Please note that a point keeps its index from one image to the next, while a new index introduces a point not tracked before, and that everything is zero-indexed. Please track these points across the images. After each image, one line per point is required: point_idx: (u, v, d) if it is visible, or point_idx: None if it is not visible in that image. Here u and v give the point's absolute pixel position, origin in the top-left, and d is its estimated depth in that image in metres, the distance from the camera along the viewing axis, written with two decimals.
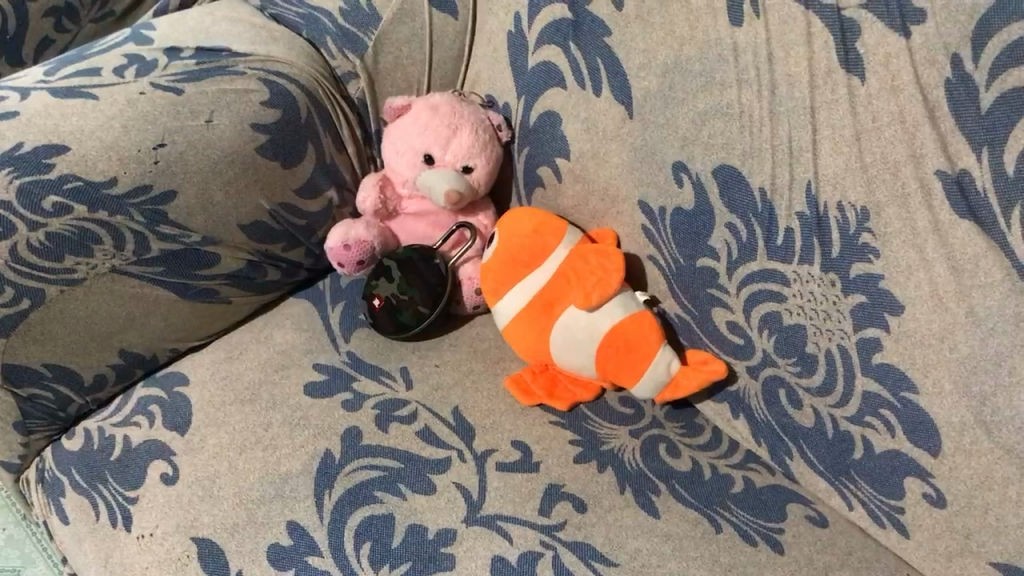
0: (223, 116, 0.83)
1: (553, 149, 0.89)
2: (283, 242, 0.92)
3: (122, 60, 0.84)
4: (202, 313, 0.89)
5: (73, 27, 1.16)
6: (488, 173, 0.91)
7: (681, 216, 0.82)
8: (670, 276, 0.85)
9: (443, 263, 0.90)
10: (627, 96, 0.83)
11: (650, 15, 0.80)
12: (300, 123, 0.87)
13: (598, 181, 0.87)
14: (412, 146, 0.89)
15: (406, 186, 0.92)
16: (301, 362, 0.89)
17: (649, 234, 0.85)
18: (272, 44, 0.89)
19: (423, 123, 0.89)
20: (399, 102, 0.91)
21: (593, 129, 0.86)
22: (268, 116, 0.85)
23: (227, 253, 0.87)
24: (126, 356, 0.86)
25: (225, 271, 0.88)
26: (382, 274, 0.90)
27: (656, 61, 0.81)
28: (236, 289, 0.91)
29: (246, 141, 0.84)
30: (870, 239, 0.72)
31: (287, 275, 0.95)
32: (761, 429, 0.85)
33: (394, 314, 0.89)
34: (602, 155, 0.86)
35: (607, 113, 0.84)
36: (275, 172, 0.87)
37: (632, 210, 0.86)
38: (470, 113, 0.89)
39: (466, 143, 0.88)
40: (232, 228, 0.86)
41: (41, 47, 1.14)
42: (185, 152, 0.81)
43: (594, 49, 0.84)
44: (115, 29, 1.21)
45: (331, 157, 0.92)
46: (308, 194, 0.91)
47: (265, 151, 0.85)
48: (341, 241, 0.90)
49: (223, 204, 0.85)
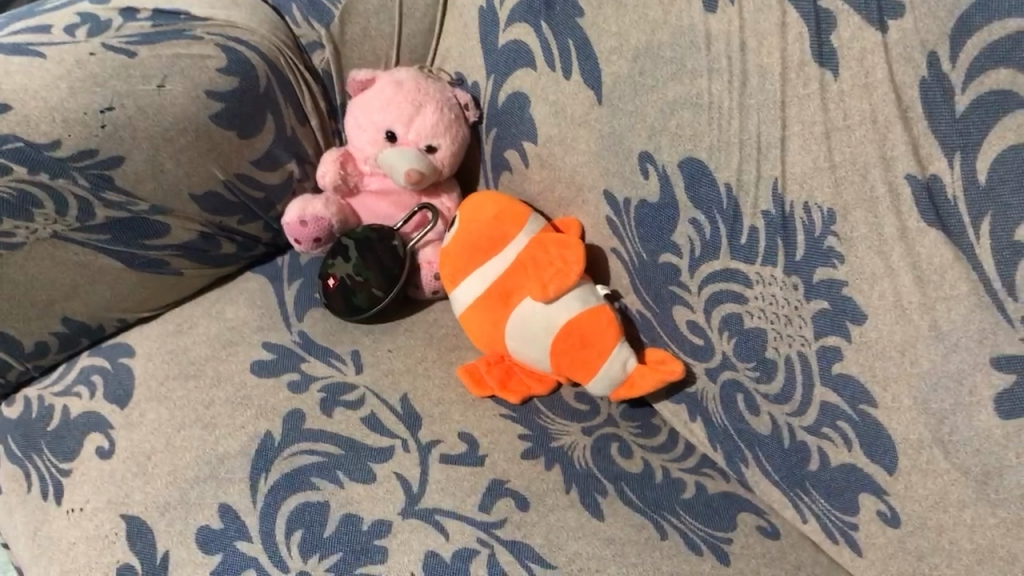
0: (176, 81, 0.80)
1: (521, 133, 0.86)
2: (239, 215, 0.89)
3: (74, 19, 0.80)
4: (151, 283, 0.87)
5: None
6: (452, 154, 0.87)
7: (645, 209, 0.79)
8: (632, 270, 0.82)
9: (401, 246, 0.87)
10: (596, 80, 0.79)
11: None
12: (258, 92, 0.84)
13: (564, 168, 0.84)
14: (373, 122, 0.86)
15: (368, 163, 0.89)
16: (251, 340, 0.87)
17: (613, 225, 0.82)
18: (234, 9, 0.85)
19: (386, 99, 0.86)
20: (363, 75, 0.88)
21: (561, 113, 0.82)
22: (225, 84, 0.82)
23: (177, 224, 0.85)
24: (70, 324, 0.84)
25: (175, 242, 0.86)
26: (340, 253, 0.88)
27: (627, 45, 0.77)
28: (187, 261, 0.88)
29: (200, 109, 0.81)
30: (835, 242, 0.69)
31: (244, 249, 0.92)
32: (717, 434, 0.81)
33: (348, 296, 0.86)
34: (569, 141, 0.82)
35: (575, 97, 0.81)
36: (231, 142, 0.84)
37: (596, 201, 0.82)
38: (436, 91, 0.86)
39: (429, 121, 0.85)
40: (183, 198, 0.84)
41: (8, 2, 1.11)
42: (133, 118, 0.78)
43: (565, 29, 0.80)
44: None
45: (292, 129, 0.89)
46: (266, 166, 0.88)
47: (220, 120, 0.83)
48: (298, 217, 0.88)
49: (173, 172, 0.82)
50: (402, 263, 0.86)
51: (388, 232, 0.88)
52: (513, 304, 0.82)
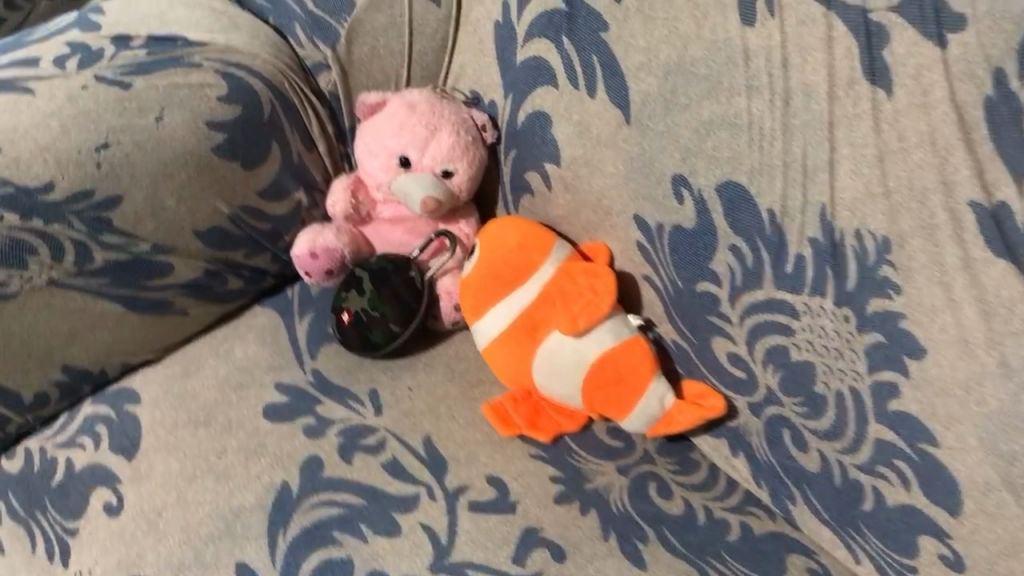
0: (174, 113, 0.76)
1: (542, 154, 0.81)
2: (244, 248, 0.84)
3: (64, 50, 0.76)
4: (155, 325, 0.82)
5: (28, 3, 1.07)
6: (470, 179, 0.82)
7: (680, 235, 0.74)
8: (667, 299, 0.77)
9: (419, 277, 0.82)
10: (624, 99, 0.74)
11: (651, 9, 0.72)
12: (262, 121, 0.79)
13: (590, 191, 0.79)
14: (386, 147, 0.81)
15: (380, 190, 0.84)
16: (262, 382, 0.82)
17: (645, 252, 0.77)
18: (233, 32, 0.81)
19: (399, 122, 0.81)
20: (373, 98, 0.83)
21: (585, 133, 0.77)
22: (226, 113, 0.78)
23: (181, 262, 0.80)
24: (70, 372, 0.79)
25: (179, 281, 0.81)
26: (353, 286, 0.83)
27: (656, 61, 0.72)
28: (193, 299, 0.83)
29: (201, 141, 0.76)
30: (890, 272, 0.64)
31: (251, 283, 0.87)
32: (761, 470, 0.76)
33: (364, 332, 0.81)
34: (595, 163, 0.77)
35: (601, 116, 0.76)
36: (234, 174, 0.79)
37: (626, 225, 0.77)
38: (451, 113, 0.81)
39: (445, 145, 0.80)
40: (186, 235, 0.79)
41: None
42: (131, 155, 0.74)
43: (589, 44, 0.75)
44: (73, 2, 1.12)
45: (299, 155, 0.84)
46: (272, 196, 0.83)
47: (223, 151, 0.78)
48: (309, 249, 0.83)
49: (175, 209, 0.77)
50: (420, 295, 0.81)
51: (404, 262, 0.83)
52: (540, 338, 0.77)
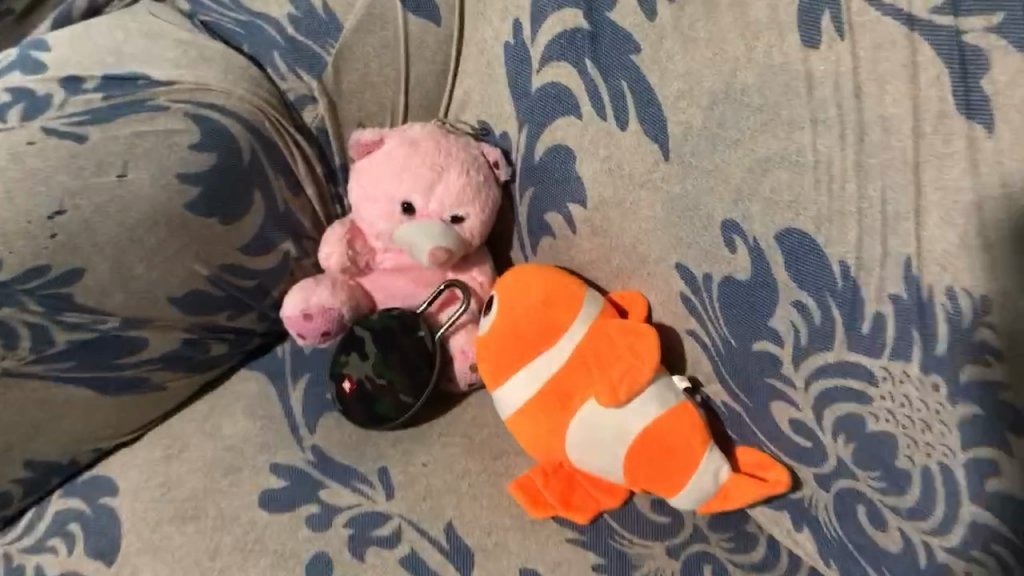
0: (139, 167, 0.65)
1: (565, 193, 0.70)
2: (227, 311, 0.74)
3: (4, 98, 0.66)
4: (130, 405, 0.72)
5: None
6: (484, 224, 0.72)
7: (733, 287, 0.64)
8: (716, 359, 0.67)
9: (429, 337, 0.72)
10: (661, 132, 0.64)
11: (692, 28, 0.62)
12: (241, 168, 0.69)
13: (623, 235, 0.69)
14: (385, 192, 0.71)
15: (380, 239, 0.74)
16: (255, 464, 0.72)
17: (689, 304, 0.67)
18: (203, 66, 0.70)
19: (399, 164, 0.70)
20: (369, 136, 0.72)
21: (616, 171, 0.67)
22: (199, 163, 0.67)
23: (156, 335, 0.70)
24: (35, 467, 0.69)
25: (155, 354, 0.70)
26: (354, 348, 0.73)
27: (700, 89, 0.62)
28: (172, 372, 0.73)
29: (173, 198, 0.66)
30: (990, 335, 0.53)
31: (237, 346, 0.77)
32: (830, 548, 0.67)
33: (369, 402, 0.71)
34: (628, 204, 0.67)
35: (635, 151, 0.66)
36: (213, 230, 0.69)
37: (666, 275, 0.67)
38: (458, 150, 0.71)
39: (453, 188, 0.70)
40: (161, 305, 0.69)
41: None
42: (91, 221, 0.63)
43: (617, 69, 0.65)
44: None
45: (285, 203, 0.73)
46: (257, 251, 0.73)
47: (197, 207, 0.67)
48: (301, 309, 0.73)
49: (146, 277, 0.67)
50: (432, 359, 0.72)
51: (411, 320, 0.73)
52: (573, 409, 0.67)
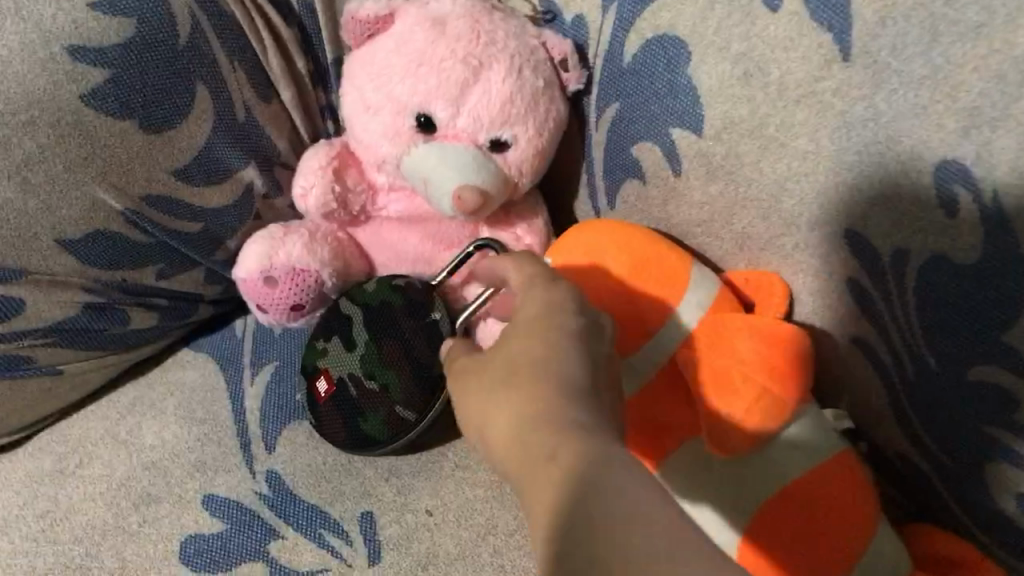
0: (4, 30, 0.41)
1: (667, 111, 0.46)
2: (158, 264, 0.50)
3: None
4: (6, 395, 0.50)
5: None
6: (540, 158, 0.48)
7: (943, 275, 0.38)
8: (900, 386, 0.42)
9: (448, 324, 0.48)
10: (841, 11, 0.39)
11: None
12: (176, 50, 0.45)
13: (757, 182, 0.44)
14: (393, 95, 0.47)
15: (383, 171, 0.50)
16: (182, 495, 0.49)
17: (861, 296, 0.42)
18: None
19: (415, 54, 0.46)
20: (372, 11, 0.48)
21: (756, 78, 0.42)
22: (105, 33, 0.43)
23: (37, 295, 0.46)
24: None
25: (40, 326, 0.48)
26: (337, 333, 0.49)
27: None
28: (69, 350, 0.50)
29: (58, 82, 0.42)
30: None
31: (173, 318, 0.53)
32: None
33: (352, 416, 0.48)
34: (772, 133, 0.42)
35: (792, 46, 0.41)
36: (128, 140, 0.45)
37: (826, 248, 0.43)
38: (507, 37, 0.46)
39: (496, 95, 0.46)
40: (44, 250, 0.45)
41: None
42: None
43: None
44: None
45: (248, 109, 0.49)
46: (201, 179, 0.49)
47: (100, 104, 0.43)
48: (263, 270, 0.51)
49: (17, 206, 0.43)
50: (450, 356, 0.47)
51: (421, 295, 0.48)
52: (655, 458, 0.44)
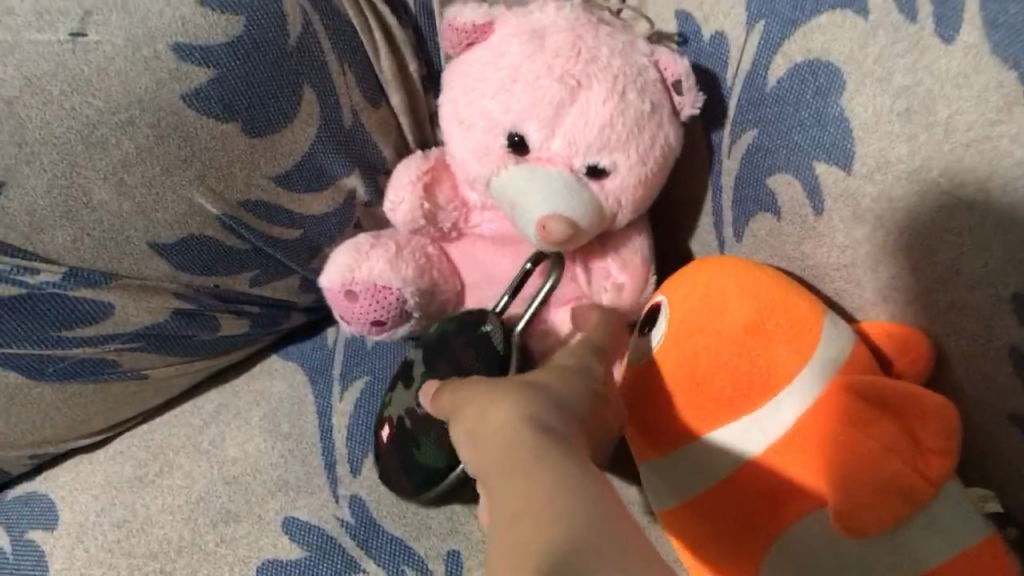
0: (109, 24, 0.39)
1: (813, 143, 0.42)
2: (253, 272, 0.48)
3: None
4: (88, 397, 0.47)
5: None
6: (638, 194, 0.44)
7: None
8: None
9: (499, 336, 0.43)
10: None
11: None
12: (285, 50, 0.42)
13: (911, 231, 0.39)
14: (486, 111, 0.44)
15: (475, 189, 0.47)
16: (261, 515, 0.47)
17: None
18: None
19: (511, 69, 0.43)
20: (471, 18, 0.44)
21: (920, 116, 0.38)
22: (213, 32, 0.40)
23: (127, 300, 0.44)
24: None
25: (127, 330, 0.45)
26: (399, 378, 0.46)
27: None
28: (156, 355, 0.48)
29: (160, 82, 0.40)
30: None
31: (262, 325, 0.51)
32: None
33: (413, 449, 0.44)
34: (936, 179, 0.38)
35: (966, 83, 0.36)
36: (227, 145, 0.43)
37: (987, 313, 0.38)
38: (611, 55, 0.42)
39: (594, 119, 0.42)
40: (137, 254, 0.43)
41: None
42: (17, 103, 0.38)
43: None
44: None
45: (355, 115, 0.47)
46: (304, 185, 0.46)
47: (201, 106, 0.41)
48: (344, 283, 0.48)
49: (111, 209, 0.42)
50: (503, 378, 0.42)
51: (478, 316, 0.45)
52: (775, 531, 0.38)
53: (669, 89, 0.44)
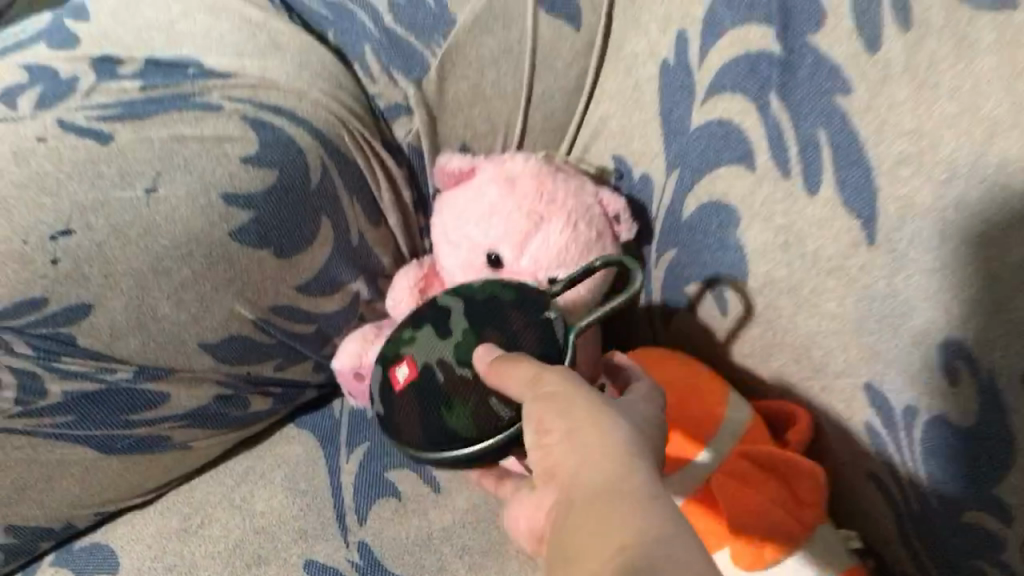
0: (174, 182, 0.50)
1: (719, 262, 0.54)
2: (277, 360, 0.59)
3: (19, 77, 0.51)
4: (145, 466, 0.58)
5: None
6: (579, 294, 0.56)
7: (947, 435, 0.45)
8: (905, 518, 0.49)
9: (561, 324, 0.45)
10: (869, 204, 0.46)
11: (934, 69, 0.43)
12: (308, 191, 0.54)
13: (792, 331, 0.51)
14: (468, 237, 0.55)
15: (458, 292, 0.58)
16: (287, 557, 0.58)
17: (875, 439, 0.49)
18: (271, 56, 0.55)
19: (489, 205, 0.55)
20: (458, 165, 0.57)
21: (795, 247, 0.50)
22: (253, 183, 0.52)
23: (180, 389, 0.56)
24: (21, 533, 0.56)
25: (180, 410, 0.56)
26: (428, 322, 0.48)
27: (933, 154, 0.43)
28: (199, 430, 0.59)
29: (213, 223, 0.51)
30: None
31: (282, 401, 0.63)
32: None
33: (436, 407, 0.44)
34: (808, 294, 0.50)
35: (826, 226, 0.48)
36: (263, 265, 0.54)
37: (848, 395, 0.50)
38: (566, 196, 0.55)
39: (553, 245, 0.54)
40: (190, 351, 0.54)
41: None
42: (105, 245, 0.49)
43: (812, 113, 0.48)
44: None
45: (360, 234, 0.58)
46: (319, 290, 0.58)
47: (244, 236, 0.52)
48: (354, 367, 0.60)
49: (172, 318, 0.52)
50: (560, 357, 0.44)
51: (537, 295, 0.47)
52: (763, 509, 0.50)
53: (611, 222, 0.56)
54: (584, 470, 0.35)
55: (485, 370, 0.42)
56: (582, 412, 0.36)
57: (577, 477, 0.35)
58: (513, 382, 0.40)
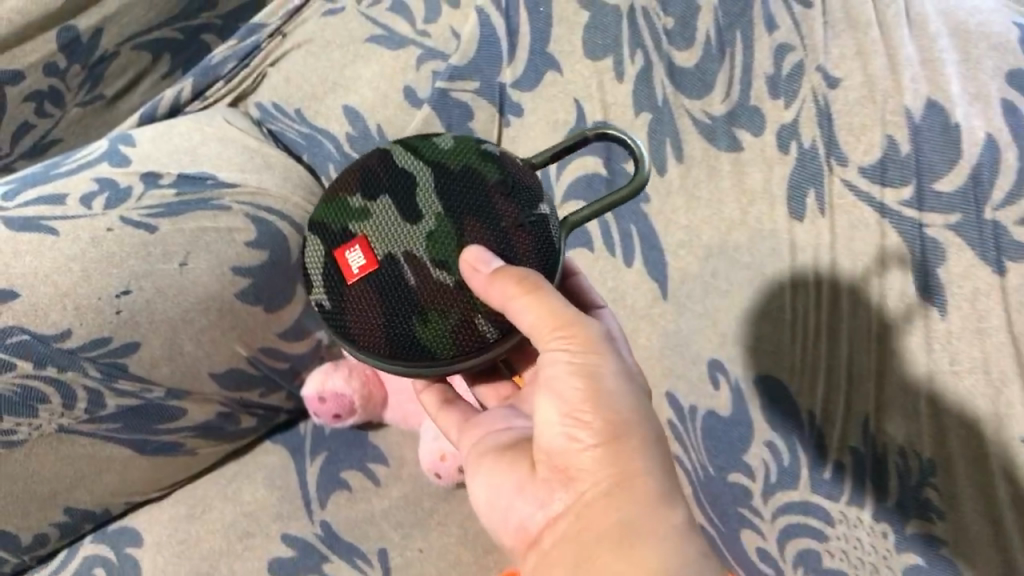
0: (198, 259, 0.73)
1: None
2: (261, 388, 0.82)
3: (91, 186, 0.75)
4: (164, 466, 0.79)
5: (57, 113, 1.01)
6: None
7: (715, 421, 0.69)
8: (697, 483, 0.73)
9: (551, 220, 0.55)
10: (663, 273, 0.72)
11: (697, 188, 0.69)
12: (290, 265, 0.78)
13: None
14: None
15: None
16: (268, 532, 0.79)
17: (676, 431, 0.74)
18: (265, 172, 0.81)
19: None
20: None
21: (620, 302, 0.76)
22: (252, 258, 0.76)
23: (195, 407, 0.77)
24: (71, 513, 0.76)
25: (193, 423, 0.78)
26: (390, 196, 0.55)
27: (698, 241, 0.69)
28: (204, 439, 0.80)
29: (224, 287, 0.74)
30: (933, 496, 0.56)
31: (264, 421, 0.85)
32: None
33: (400, 306, 0.53)
34: (630, 333, 0.75)
35: (639, 288, 0.74)
36: (256, 316, 0.77)
37: (658, 401, 0.74)
38: None
39: None
40: (202, 378, 0.76)
41: (19, 133, 1.00)
42: (152, 301, 0.71)
43: (627, 215, 0.75)
44: (102, 117, 1.05)
45: None
46: (293, 335, 0.81)
47: (246, 296, 0.76)
48: (317, 392, 0.81)
49: (193, 352, 0.74)
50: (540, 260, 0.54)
51: (535, 189, 0.56)
52: None
53: None
54: (616, 488, 0.48)
55: (505, 300, 0.49)
56: (611, 412, 0.49)
57: (605, 492, 0.48)
58: (543, 328, 0.49)
